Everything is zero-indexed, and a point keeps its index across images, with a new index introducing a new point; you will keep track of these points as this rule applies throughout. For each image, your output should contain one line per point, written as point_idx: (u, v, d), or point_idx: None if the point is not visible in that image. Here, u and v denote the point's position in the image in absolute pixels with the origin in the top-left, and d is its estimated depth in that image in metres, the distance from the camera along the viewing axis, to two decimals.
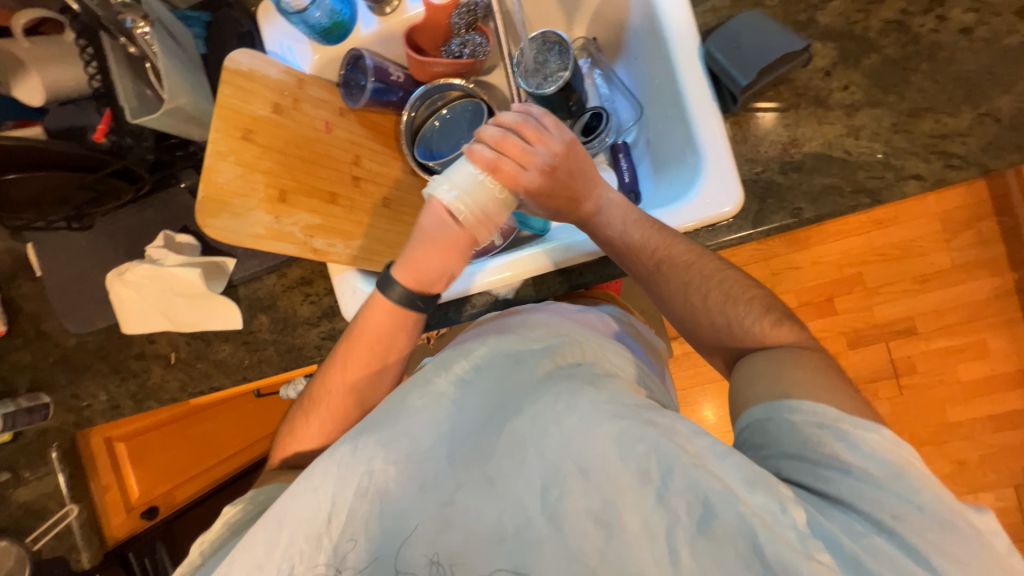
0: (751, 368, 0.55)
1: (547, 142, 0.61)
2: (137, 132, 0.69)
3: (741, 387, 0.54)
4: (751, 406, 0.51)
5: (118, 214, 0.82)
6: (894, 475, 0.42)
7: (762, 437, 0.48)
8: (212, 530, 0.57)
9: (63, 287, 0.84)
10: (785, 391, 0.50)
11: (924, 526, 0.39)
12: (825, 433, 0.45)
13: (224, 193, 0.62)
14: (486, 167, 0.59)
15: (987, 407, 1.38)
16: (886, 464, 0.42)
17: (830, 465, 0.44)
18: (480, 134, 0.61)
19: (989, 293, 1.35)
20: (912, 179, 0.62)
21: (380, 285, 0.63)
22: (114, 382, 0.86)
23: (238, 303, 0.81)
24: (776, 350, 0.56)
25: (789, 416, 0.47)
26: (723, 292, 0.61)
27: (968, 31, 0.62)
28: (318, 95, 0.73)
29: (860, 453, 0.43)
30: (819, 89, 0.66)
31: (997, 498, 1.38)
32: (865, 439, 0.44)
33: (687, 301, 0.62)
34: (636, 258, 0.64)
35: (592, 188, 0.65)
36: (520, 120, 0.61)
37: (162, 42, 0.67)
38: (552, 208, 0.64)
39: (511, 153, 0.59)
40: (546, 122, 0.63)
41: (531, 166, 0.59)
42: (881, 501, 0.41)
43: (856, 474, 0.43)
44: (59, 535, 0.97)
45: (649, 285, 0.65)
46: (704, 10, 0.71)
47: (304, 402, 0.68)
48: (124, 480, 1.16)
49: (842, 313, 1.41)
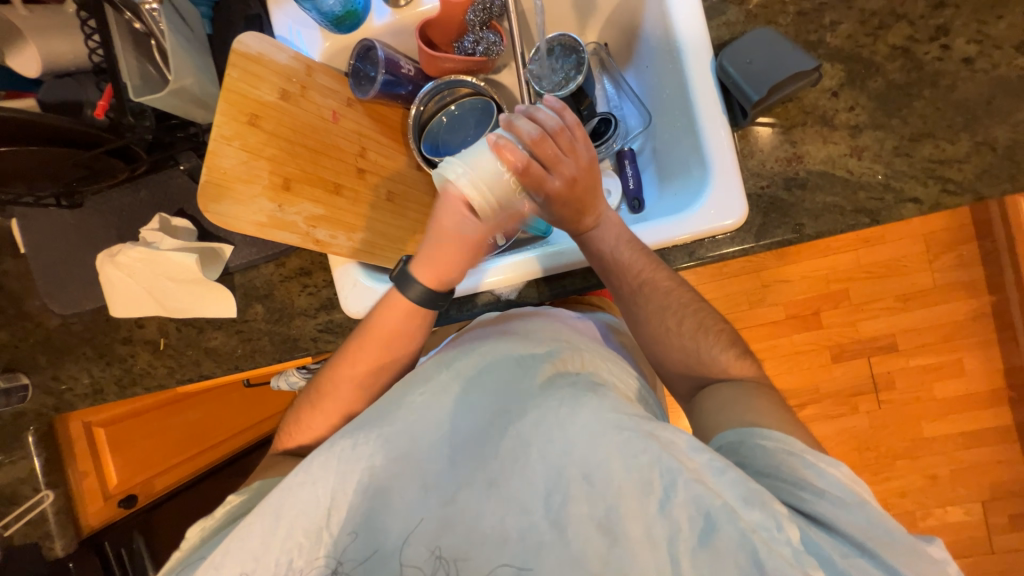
0: (719, 397, 0.57)
1: (576, 155, 0.60)
2: (138, 111, 0.67)
3: (713, 413, 0.56)
4: (724, 430, 0.53)
5: (111, 193, 0.80)
6: (859, 502, 0.44)
7: (735, 458, 0.50)
8: (212, 516, 0.56)
9: (49, 265, 0.81)
10: (753, 421, 0.52)
11: (895, 550, 0.42)
12: (795, 458, 0.47)
13: (228, 178, 0.61)
14: (513, 167, 0.55)
15: (962, 424, 1.43)
16: (850, 492, 0.44)
17: (805, 487, 0.45)
18: (513, 126, 0.57)
19: (967, 314, 1.40)
20: (910, 202, 0.64)
21: (398, 283, 0.62)
22: (98, 366, 0.83)
23: (234, 291, 0.79)
24: (741, 385, 0.58)
25: (760, 441, 0.49)
26: (695, 321, 0.63)
27: (969, 61, 0.64)
28: (327, 84, 0.72)
29: (828, 480, 0.45)
30: (826, 109, 0.67)
31: (964, 512, 1.43)
32: (832, 470, 0.46)
33: (661, 323, 0.63)
34: (622, 276, 0.64)
35: (598, 205, 0.64)
36: (556, 124, 0.59)
37: (170, 21, 0.66)
38: (557, 215, 0.62)
39: (541, 156, 0.58)
40: (577, 134, 0.61)
41: (557, 173, 0.58)
42: (852, 521, 0.43)
43: (829, 497, 0.44)
44: (32, 521, 0.94)
45: (626, 303, 0.66)
46: (718, 23, 0.72)
47: (308, 395, 0.68)
48: (102, 465, 1.11)
49: (827, 327, 1.45)
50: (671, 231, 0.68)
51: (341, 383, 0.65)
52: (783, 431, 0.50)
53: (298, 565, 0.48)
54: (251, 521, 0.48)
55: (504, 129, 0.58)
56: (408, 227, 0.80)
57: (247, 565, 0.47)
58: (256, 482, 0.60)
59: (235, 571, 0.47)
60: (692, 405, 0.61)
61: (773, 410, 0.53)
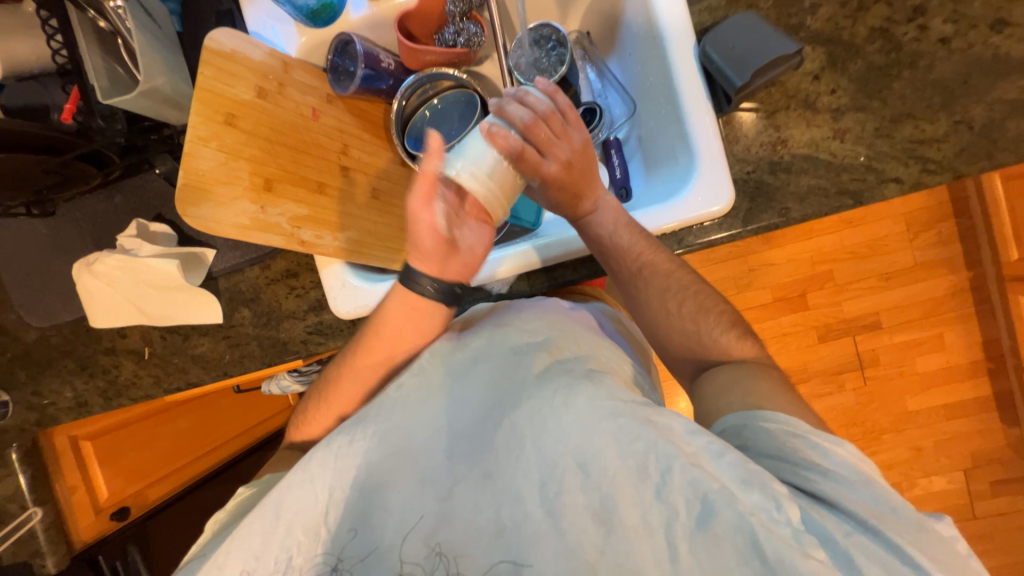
0: (720, 379, 0.58)
1: (569, 137, 0.60)
2: (108, 113, 0.64)
3: (714, 397, 0.57)
4: (727, 414, 0.53)
5: (85, 199, 0.77)
6: (864, 480, 0.44)
7: (738, 440, 0.50)
8: (223, 510, 0.56)
9: (23, 277, 0.78)
10: (758, 403, 0.52)
11: (898, 526, 0.42)
12: (799, 440, 0.47)
13: (206, 181, 0.59)
14: (508, 154, 0.55)
15: (943, 397, 1.48)
16: (855, 470, 0.45)
17: (809, 467, 0.45)
18: (503, 111, 0.57)
19: (947, 290, 1.44)
20: (892, 181, 0.65)
21: (404, 279, 0.59)
22: (81, 378, 0.81)
23: (219, 296, 0.78)
24: (747, 366, 0.58)
25: (764, 424, 0.49)
26: (697, 304, 0.63)
27: (946, 41, 0.65)
28: (305, 80, 0.70)
29: (834, 459, 0.46)
30: (808, 93, 0.67)
31: (947, 481, 1.48)
32: (835, 449, 0.46)
33: (663, 306, 0.63)
34: (622, 259, 0.63)
35: (596, 187, 0.64)
36: (547, 107, 0.59)
37: (138, 18, 0.64)
38: (555, 199, 0.63)
39: (536, 141, 0.58)
40: (569, 116, 0.61)
41: (552, 157, 0.59)
42: (856, 499, 0.43)
43: (834, 476, 0.45)
44: (21, 541, 0.90)
45: (626, 287, 0.65)
46: (700, 9, 0.71)
47: (317, 391, 0.67)
48: (91, 481, 1.07)
49: (813, 308, 1.47)
50: (659, 218, 0.68)
51: (348, 381, 0.63)
52: (786, 413, 0.51)
53: (297, 562, 0.48)
54: (251, 520, 0.48)
55: (494, 115, 0.57)
56: (395, 224, 0.79)
57: (248, 564, 0.47)
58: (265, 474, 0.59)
59: (236, 570, 0.47)
60: (694, 389, 0.62)
61: (765, 393, 0.54)
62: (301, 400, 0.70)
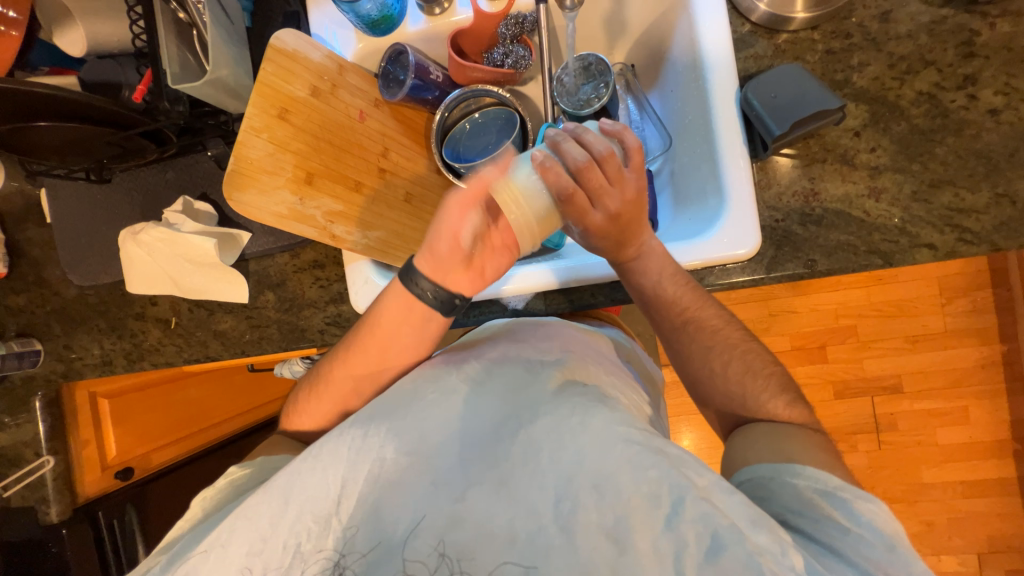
0: (755, 431, 0.56)
1: (624, 184, 0.59)
2: (175, 97, 0.69)
3: (745, 445, 0.55)
4: (756, 463, 0.52)
5: (139, 171, 0.82)
6: (890, 543, 0.43)
7: (761, 491, 0.49)
8: (214, 487, 0.58)
9: (70, 237, 0.84)
10: (794, 456, 0.51)
11: None
12: (825, 499, 0.46)
13: (254, 168, 0.62)
14: (558, 192, 0.55)
15: (964, 474, 1.40)
16: (881, 534, 0.43)
17: (831, 525, 0.44)
18: (559, 149, 0.56)
19: (976, 361, 1.38)
20: (924, 247, 0.64)
21: (402, 275, 0.61)
22: (109, 339, 0.85)
23: (248, 277, 0.81)
24: (787, 426, 0.55)
25: (791, 479, 0.48)
26: (717, 349, 0.62)
27: (995, 113, 0.64)
28: (356, 84, 0.74)
29: (861, 520, 0.44)
30: (847, 148, 0.67)
31: (958, 563, 1.41)
32: (864, 508, 0.45)
33: (702, 349, 0.63)
34: (665, 312, 0.64)
35: (640, 234, 0.62)
36: (606, 150, 0.57)
37: (212, 12, 0.69)
38: (596, 244, 0.63)
39: (589, 184, 0.57)
40: (633, 158, 0.59)
41: (600, 206, 0.58)
42: (871, 558, 0.42)
43: (855, 536, 0.43)
44: (30, 485, 0.94)
45: (670, 339, 0.66)
46: (745, 55, 0.73)
47: (308, 383, 0.69)
48: (103, 437, 1.10)
49: (831, 362, 1.44)
50: (682, 254, 0.68)
51: (338, 380, 0.65)
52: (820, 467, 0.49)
53: (306, 549, 0.48)
54: (260, 500, 0.49)
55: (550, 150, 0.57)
56: (423, 229, 0.81)
57: (255, 546, 0.48)
58: (257, 457, 0.62)
59: (242, 546, 0.48)
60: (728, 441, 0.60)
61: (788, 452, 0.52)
62: (290, 394, 0.72)
